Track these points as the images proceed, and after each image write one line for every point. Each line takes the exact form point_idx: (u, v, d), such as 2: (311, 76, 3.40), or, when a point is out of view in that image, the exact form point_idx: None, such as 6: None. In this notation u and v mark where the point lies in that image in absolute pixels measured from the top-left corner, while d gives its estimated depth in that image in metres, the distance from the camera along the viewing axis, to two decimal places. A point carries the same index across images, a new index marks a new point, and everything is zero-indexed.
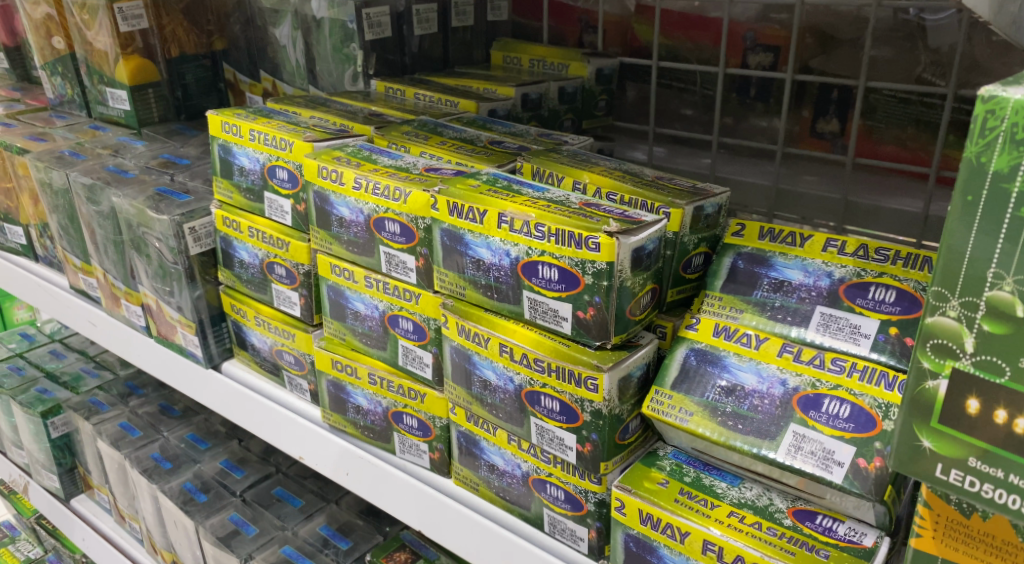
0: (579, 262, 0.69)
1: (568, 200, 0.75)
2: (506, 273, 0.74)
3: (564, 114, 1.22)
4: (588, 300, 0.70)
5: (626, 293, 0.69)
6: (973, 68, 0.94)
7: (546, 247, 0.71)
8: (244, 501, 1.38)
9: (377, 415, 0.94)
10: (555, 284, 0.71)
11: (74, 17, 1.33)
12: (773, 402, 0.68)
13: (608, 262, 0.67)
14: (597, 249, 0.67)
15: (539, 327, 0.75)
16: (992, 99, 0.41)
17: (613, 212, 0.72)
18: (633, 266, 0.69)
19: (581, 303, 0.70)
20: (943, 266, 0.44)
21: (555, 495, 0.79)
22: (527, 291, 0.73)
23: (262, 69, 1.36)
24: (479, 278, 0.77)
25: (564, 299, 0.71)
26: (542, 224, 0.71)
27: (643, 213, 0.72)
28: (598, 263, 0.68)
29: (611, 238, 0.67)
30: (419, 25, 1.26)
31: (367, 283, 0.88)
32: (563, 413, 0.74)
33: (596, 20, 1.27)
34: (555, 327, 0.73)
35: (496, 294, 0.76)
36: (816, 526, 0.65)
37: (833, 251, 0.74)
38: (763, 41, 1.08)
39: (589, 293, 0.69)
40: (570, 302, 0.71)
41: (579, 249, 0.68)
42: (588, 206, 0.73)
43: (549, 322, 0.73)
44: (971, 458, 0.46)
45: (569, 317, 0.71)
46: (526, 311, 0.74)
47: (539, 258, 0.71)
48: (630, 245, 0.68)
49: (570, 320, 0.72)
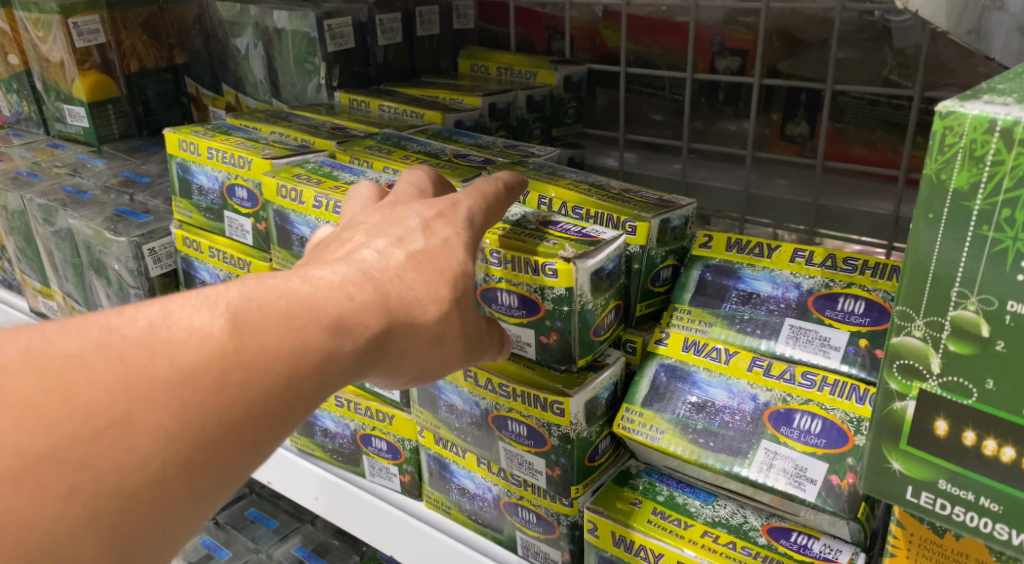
0: (538, 288, 0.67)
1: (527, 220, 0.73)
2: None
3: (534, 123, 1.20)
4: (550, 325, 0.68)
5: (588, 316, 0.68)
6: (939, 69, 0.93)
7: (504, 274, 0.70)
8: (217, 524, 1.35)
9: (345, 438, 0.92)
10: (516, 310, 0.70)
11: (29, 33, 1.30)
12: (744, 418, 0.67)
13: (567, 288, 0.65)
14: (554, 275, 0.66)
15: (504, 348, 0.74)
16: (950, 115, 0.40)
17: (571, 232, 0.70)
18: (594, 289, 0.67)
19: (543, 328, 0.69)
20: (908, 283, 0.43)
21: (527, 518, 0.77)
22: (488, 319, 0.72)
23: (224, 82, 1.33)
24: None
25: (526, 325, 0.70)
26: (497, 250, 0.70)
27: (601, 231, 0.70)
28: (557, 289, 0.66)
29: (568, 265, 0.65)
30: (383, 35, 1.24)
31: (337, 402, 0.91)
32: (530, 437, 0.73)
33: (563, 26, 1.25)
34: (519, 353, 0.72)
35: None
36: (791, 544, 0.64)
37: (801, 261, 0.73)
38: (730, 45, 1.07)
39: (551, 318, 0.68)
40: (532, 328, 0.70)
41: (537, 275, 0.67)
42: (544, 225, 0.72)
43: (513, 348, 0.72)
44: (940, 480, 0.44)
45: (533, 342, 0.70)
46: None
47: (499, 284, 0.70)
48: (588, 269, 0.66)
49: (534, 345, 0.70)
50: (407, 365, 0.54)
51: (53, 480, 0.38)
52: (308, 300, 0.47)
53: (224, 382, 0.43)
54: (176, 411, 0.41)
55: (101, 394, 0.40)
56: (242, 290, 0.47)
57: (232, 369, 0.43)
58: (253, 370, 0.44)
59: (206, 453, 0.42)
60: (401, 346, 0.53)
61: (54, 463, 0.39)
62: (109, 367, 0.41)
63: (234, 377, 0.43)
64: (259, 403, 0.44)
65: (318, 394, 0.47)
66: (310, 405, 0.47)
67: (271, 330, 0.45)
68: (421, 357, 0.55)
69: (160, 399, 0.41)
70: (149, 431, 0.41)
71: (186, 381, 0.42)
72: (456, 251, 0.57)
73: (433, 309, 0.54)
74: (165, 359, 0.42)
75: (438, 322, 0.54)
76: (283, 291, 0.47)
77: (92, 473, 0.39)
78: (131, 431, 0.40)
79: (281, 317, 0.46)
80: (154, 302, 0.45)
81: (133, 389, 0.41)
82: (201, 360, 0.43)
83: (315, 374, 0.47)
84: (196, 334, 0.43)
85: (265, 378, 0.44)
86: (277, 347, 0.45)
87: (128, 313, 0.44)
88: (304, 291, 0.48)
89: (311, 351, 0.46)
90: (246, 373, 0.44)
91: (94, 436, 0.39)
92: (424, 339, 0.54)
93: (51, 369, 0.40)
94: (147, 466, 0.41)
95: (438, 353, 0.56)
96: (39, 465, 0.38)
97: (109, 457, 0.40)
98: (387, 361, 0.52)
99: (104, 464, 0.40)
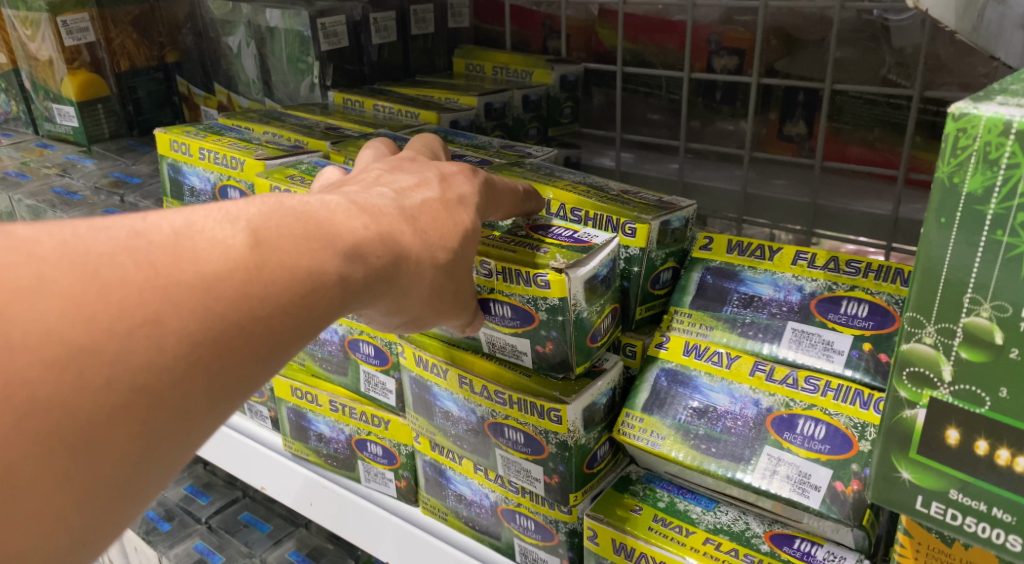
0: (531, 299, 0.66)
1: (516, 227, 0.73)
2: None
3: (530, 123, 1.18)
4: (545, 335, 0.67)
5: (584, 324, 0.67)
6: (937, 69, 0.92)
7: (495, 285, 0.68)
8: (210, 528, 1.34)
9: (340, 443, 0.90)
10: (510, 320, 0.68)
11: (17, 32, 1.28)
12: (746, 424, 0.66)
13: (561, 298, 0.64)
14: (547, 286, 0.64)
15: (500, 360, 0.72)
16: (963, 117, 0.39)
17: (563, 239, 0.69)
18: (588, 297, 0.66)
19: (538, 337, 0.67)
20: (919, 288, 0.42)
21: (525, 525, 0.76)
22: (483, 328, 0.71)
23: (216, 82, 1.31)
24: None
25: (521, 334, 0.68)
26: (487, 261, 0.68)
27: (594, 236, 0.69)
28: (550, 300, 0.65)
29: (561, 276, 0.64)
30: (377, 34, 1.22)
31: (332, 407, 0.89)
32: (528, 444, 0.71)
33: (559, 25, 1.24)
34: (515, 361, 0.70)
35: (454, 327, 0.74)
36: (795, 551, 0.63)
37: (803, 264, 0.72)
38: (727, 44, 1.06)
39: (546, 327, 0.66)
40: (527, 337, 0.68)
41: (529, 286, 0.66)
42: (536, 231, 0.72)
43: (509, 356, 0.71)
44: (951, 490, 0.43)
45: (529, 351, 0.69)
46: (485, 344, 0.72)
47: (491, 295, 0.69)
48: (581, 277, 0.64)
49: (530, 354, 0.69)
50: (410, 299, 0.55)
51: (90, 372, 0.37)
52: (325, 224, 0.48)
53: (247, 293, 0.42)
54: (200, 316, 0.40)
55: (133, 292, 0.39)
56: (262, 208, 0.46)
57: (253, 281, 0.43)
58: (273, 285, 0.44)
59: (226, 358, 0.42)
60: (406, 281, 0.53)
61: (93, 355, 0.37)
62: (139, 267, 0.40)
63: (255, 289, 0.43)
64: (276, 316, 0.44)
65: (329, 315, 0.47)
66: (321, 324, 0.47)
67: (291, 248, 0.45)
68: (421, 297, 0.56)
69: (187, 302, 0.40)
70: (176, 333, 0.40)
71: (211, 288, 0.41)
72: (466, 211, 0.60)
73: (440, 256, 0.56)
74: (191, 267, 0.41)
75: (440, 269, 0.56)
76: (301, 213, 0.47)
77: (124, 369, 0.38)
78: (160, 331, 0.39)
79: (300, 238, 0.46)
80: (175, 212, 0.44)
81: (164, 290, 0.40)
82: (224, 270, 0.42)
83: (328, 295, 0.47)
84: (219, 244, 0.43)
85: (284, 293, 0.44)
86: (294, 266, 0.45)
87: (153, 220, 0.42)
88: (321, 213, 0.48)
89: (324, 274, 0.46)
90: (266, 287, 0.43)
91: (127, 332, 0.38)
92: (426, 278, 0.55)
93: (87, 263, 0.38)
94: (171, 369, 0.40)
95: (429, 301, 0.57)
96: (80, 356, 0.37)
97: (138, 355, 0.38)
98: (393, 293, 0.53)
99: (135, 359, 0.38)
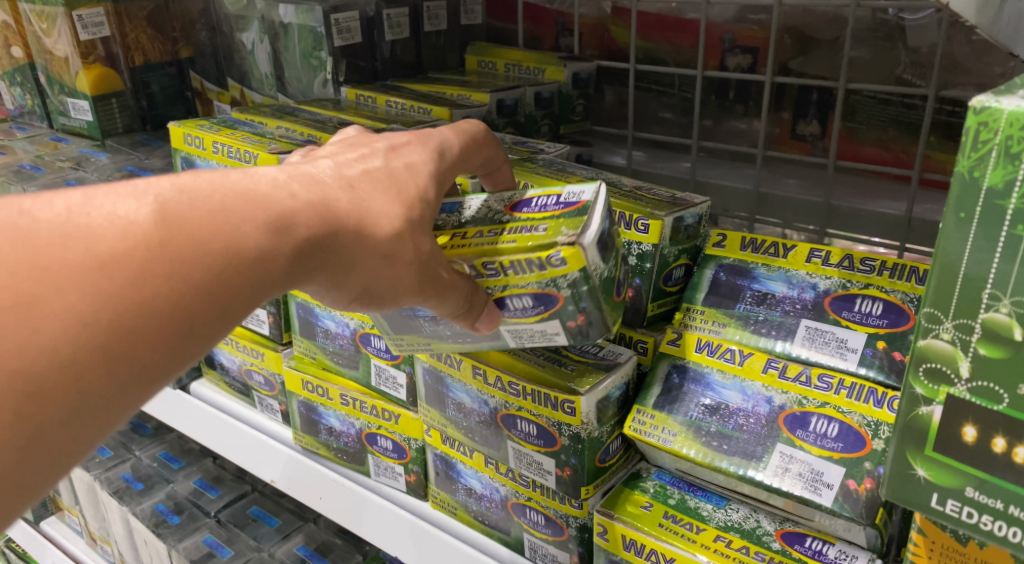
0: (549, 281, 0.62)
1: (496, 212, 0.69)
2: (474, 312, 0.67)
3: (542, 120, 1.19)
4: (573, 310, 0.63)
5: (605, 289, 0.63)
6: (953, 68, 0.91)
7: (506, 281, 0.64)
8: (219, 522, 1.34)
9: (350, 437, 0.91)
10: (531, 310, 0.64)
11: (33, 26, 1.29)
12: (759, 421, 0.66)
13: (580, 269, 0.61)
14: (562, 262, 0.61)
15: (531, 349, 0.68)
16: (984, 111, 0.38)
17: (551, 207, 0.66)
18: (602, 258, 0.63)
19: (567, 315, 0.63)
20: (937, 284, 0.42)
21: (535, 519, 0.76)
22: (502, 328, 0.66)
23: (230, 77, 1.32)
24: (443, 331, 0.68)
25: (548, 318, 0.64)
26: (491, 259, 0.64)
27: (580, 194, 0.66)
28: (569, 275, 0.61)
29: (576, 248, 0.60)
30: (390, 30, 1.22)
31: (342, 401, 0.90)
32: (540, 436, 0.71)
33: (572, 23, 1.24)
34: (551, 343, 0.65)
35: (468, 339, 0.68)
36: (806, 550, 0.63)
37: (817, 262, 0.72)
38: (741, 42, 1.05)
39: (572, 303, 0.62)
40: (555, 318, 0.64)
41: (544, 268, 0.62)
42: (516, 210, 0.68)
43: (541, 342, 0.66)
44: (968, 487, 0.43)
45: (561, 329, 0.64)
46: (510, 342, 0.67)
47: (506, 291, 0.64)
48: (593, 242, 0.61)
49: (563, 331, 0.64)
50: (351, 279, 0.55)
51: None
52: (247, 194, 0.49)
53: (146, 272, 0.44)
54: (90, 297, 0.42)
55: (11, 273, 0.41)
56: (174, 182, 0.48)
57: (155, 260, 0.44)
58: (179, 263, 0.45)
59: (126, 339, 0.43)
60: (349, 255, 0.53)
61: None
62: (20, 248, 0.42)
63: (156, 268, 0.44)
64: (182, 295, 0.45)
65: (251, 296, 0.48)
66: (236, 306, 0.48)
67: (198, 223, 0.46)
68: (378, 277, 0.56)
69: (74, 283, 0.42)
70: (59, 314, 0.41)
71: (103, 267, 0.43)
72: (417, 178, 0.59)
73: (387, 225, 0.55)
74: (80, 246, 0.43)
75: (393, 239, 0.55)
76: (220, 186, 0.49)
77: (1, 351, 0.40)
78: (40, 314, 0.41)
79: (212, 213, 0.47)
80: (76, 191, 0.46)
81: (45, 272, 0.42)
82: (121, 249, 0.43)
83: (247, 273, 0.48)
84: (118, 219, 0.44)
85: (191, 272, 0.45)
86: (204, 243, 0.46)
87: (47, 198, 0.44)
88: (243, 185, 0.49)
89: (242, 251, 0.47)
90: (169, 266, 0.45)
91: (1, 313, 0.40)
92: (375, 252, 0.54)
93: None
94: (58, 350, 0.41)
95: (391, 275, 0.56)
96: None
97: (15, 336, 0.40)
98: (335, 267, 0.53)
99: (12, 342, 0.40)
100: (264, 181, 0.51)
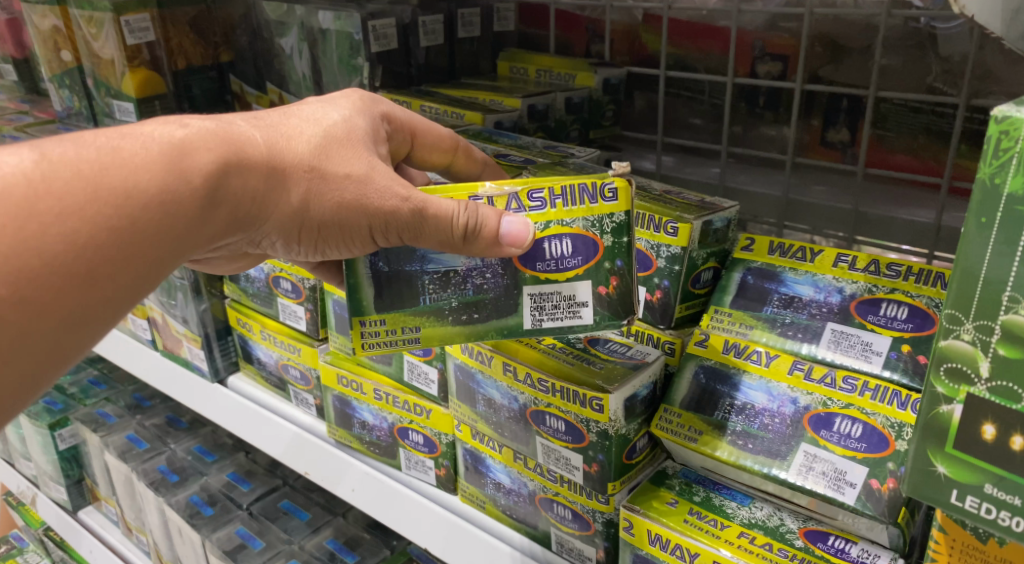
0: (595, 220, 0.66)
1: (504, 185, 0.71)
2: (494, 276, 0.68)
3: (571, 125, 1.22)
4: (609, 269, 0.66)
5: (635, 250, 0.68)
6: (985, 77, 0.92)
7: (551, 215, 0.66)
8: (251, 514, 1.38)
9: (382, 431, 0.93)
10: (569, 258, 0.67)
11: (82, 31, 1.32)
12: (784, 421, 0.67)
13: (627, 210, 0.66)
14: (614, 197, 0.66)
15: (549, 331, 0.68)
16: (1006, 120, 0.40)
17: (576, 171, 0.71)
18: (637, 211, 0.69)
19: (601, 275, 0.66)
20: (958, 286, 0.44)
21: (562, 514, 0.78)
22: (528, 286, 0.67)
23: (269, 81, 1.35)
24: (451, 300, 0.69)
25: (581, 276, 0.67)
26: (539, 190, 0.66)
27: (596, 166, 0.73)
28: (616, 216, 0.66)
29: (626, 183, 0.66)
30: (425, 37, 1.25)
31: (376, 396, 0.92)
32: (568, 433, 0.73)
33: (603, 29, 1.26)
34: (573, 320, 0.67)
35: (478, 311, 0.69)
36: (829, 548, 0.64)
37: (844, 266, 0.73)
38: (771, 50, 1.06)
39: (609, 257, 0.66)
40: (589, 277, 0.67)
41: (594, 202, 0.66)
42: None
43: (563, 315, 0.67)
44: (986, 484, 0.44)
45: (589, 299, 0.67)
46: (528, 320, 0.68)
47: (545, 233, 0.66)
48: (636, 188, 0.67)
49: (589, 304, 0.67)
50: (286, 204, 0.65)
51: None
52: (130, 133, 0.61)
53: (32, 207, 0.56)
54: None
55: None
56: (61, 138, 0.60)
57: (38, 199, 0.56)
58: (62, 200, 0.57)
59: (48, 274, 0.57)
60: (258, 178, 0.64)
61: None
62: None
63: (39, 203, 0.56)
64: (70, 226, 0.57)
65: (154, 231, 0.61)
66: (126, 238, 0.60)
67: (76, 164, 0.58)
68: (306, 200, 0.65)
69: None
70: None
71: None
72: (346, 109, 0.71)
73: (302, 144, 0.65)
74: None
75: (311, 153, 0.65)
76: (107, 133, 0.61)
77: None
78: None
79: (92, 158, 0.59)
80: None
81: None
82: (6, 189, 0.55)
83: (153, 208, 0.60)
84: (12, 169, 0.56)
85: (73, 207, 0.57)
86: (95, 183, 0.58)
87: None
88: (130, 129, 0.62)
89: (142, 190, 0.60)
90: (53, 202, 0.57)
91: None
92: (296, 166, 0.65)
93: None
94: None
95: (328, 194, 0.65)
96: None
97: None
98: (249, 194, 0.64)
99: None
100: (155, 123, 0.63)
